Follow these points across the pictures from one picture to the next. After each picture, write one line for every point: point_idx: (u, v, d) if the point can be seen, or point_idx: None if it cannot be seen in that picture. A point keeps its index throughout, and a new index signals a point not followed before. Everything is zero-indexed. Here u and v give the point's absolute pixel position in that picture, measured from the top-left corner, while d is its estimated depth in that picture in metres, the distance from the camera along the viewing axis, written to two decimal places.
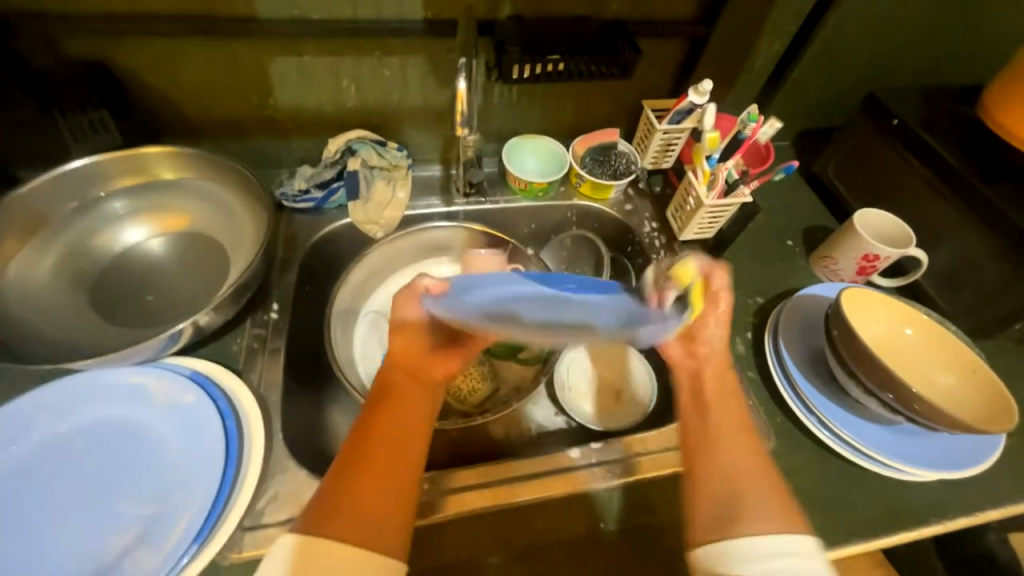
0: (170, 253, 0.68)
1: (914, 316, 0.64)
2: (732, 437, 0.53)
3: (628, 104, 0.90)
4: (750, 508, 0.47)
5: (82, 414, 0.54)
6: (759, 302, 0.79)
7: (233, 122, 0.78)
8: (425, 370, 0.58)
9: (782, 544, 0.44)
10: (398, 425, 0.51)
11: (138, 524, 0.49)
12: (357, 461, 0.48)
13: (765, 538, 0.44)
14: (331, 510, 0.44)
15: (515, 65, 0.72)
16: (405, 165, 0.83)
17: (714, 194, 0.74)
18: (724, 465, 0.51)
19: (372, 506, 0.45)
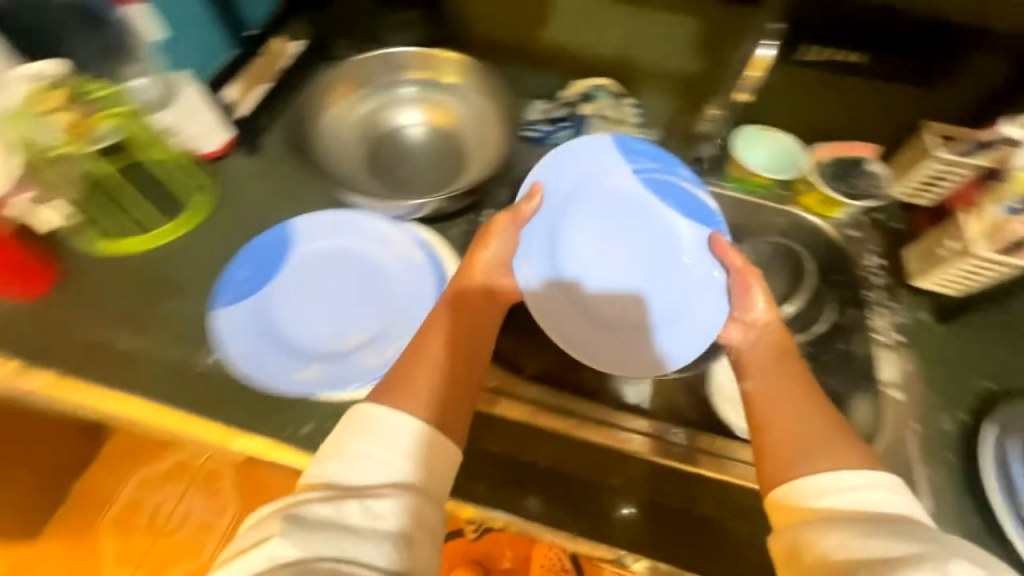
0: (425, 141, 0.80)
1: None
2: (789, 424, 0.50)
3: (899, 122, 0.79)
4: (793, 445, 0.48)
5: (344, 241, 0.69)
6: (987, 386, 0.68)
7: (502, 46, 0.87)
8: (495, 292, 0.64)
9: (859, 476, 0.44)
10: (461, 317, 0.58)
11: (367, 334, 0.63)
12: (420, 351, 0.54)
13: (839, 472, 0.44)
14: (394, 390, 0.50)
15: (805, 46, 0.72)
16: (633, 123, 0.83)
17: (989, 245, 0.63)
18: (775, 401, 0.52)
19: (427, 381, 0.51)
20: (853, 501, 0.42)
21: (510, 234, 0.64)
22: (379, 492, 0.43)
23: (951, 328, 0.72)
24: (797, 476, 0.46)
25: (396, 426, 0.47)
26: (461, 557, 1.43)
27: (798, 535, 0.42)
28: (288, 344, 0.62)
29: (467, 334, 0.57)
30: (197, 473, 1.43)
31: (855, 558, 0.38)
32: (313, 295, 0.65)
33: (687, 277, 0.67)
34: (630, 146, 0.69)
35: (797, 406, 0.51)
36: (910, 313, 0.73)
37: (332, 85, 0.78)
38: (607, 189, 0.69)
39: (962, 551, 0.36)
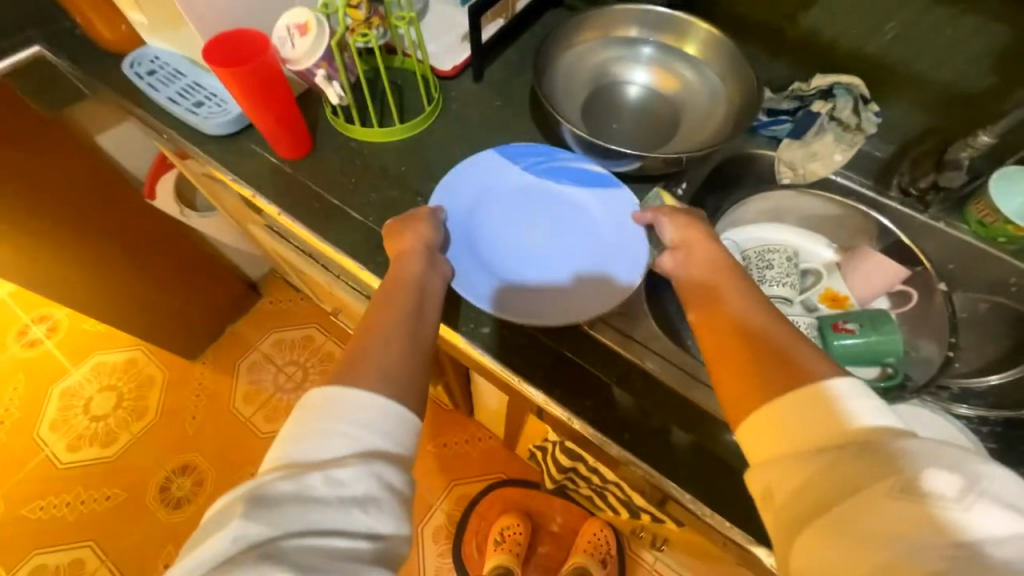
0: (646, 102, 0.80)
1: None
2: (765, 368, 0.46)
3: None
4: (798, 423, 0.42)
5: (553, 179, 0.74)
6: None
7: (746, 21, 0.83)
8: (434, 261, 0.64)
9: (833, 393, 0.42)
10: (395, 283, 0.60)
11: (559, 265, 0.68)
12: (361, 332, 0.55)
13: (812, 395, 0.43)
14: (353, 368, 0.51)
15: None
16: (866, 134, 0.78)
17: None
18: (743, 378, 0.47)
19: (376, 347, 0.53)
20: (832, 422, 0.41)
21: (429, 224, 0.66)
22: (342, 462, 0.44)
23: None
24: (765, 408, 0.44)
25: (351, 402, 0.48)
26: (513, 504, 1.46)
27: (771, 473, 0.42)
28: (478, 250, 0.68)
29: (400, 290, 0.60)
30: (318, 350, 1.66)
31: (829, 490, 0.38)
32: (518, 218, 0.72)
33: (609, 231, 0.70)
34: (519, 150, 0.76)
35: (761, 366, 0.47)
36: None
37: (579, 27, 0.81)
38: (527, 181, 0.74)
39: (948, 467, 0.36)
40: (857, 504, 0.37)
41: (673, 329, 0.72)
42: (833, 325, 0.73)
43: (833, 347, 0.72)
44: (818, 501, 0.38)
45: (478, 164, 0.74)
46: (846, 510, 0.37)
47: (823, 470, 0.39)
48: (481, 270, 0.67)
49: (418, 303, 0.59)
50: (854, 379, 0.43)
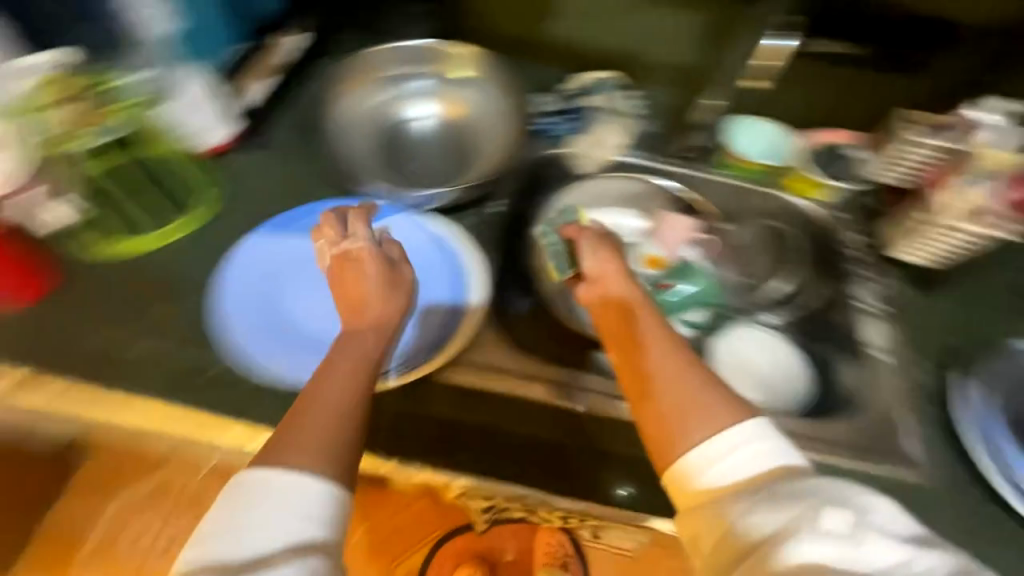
0: (431, 133, 0.81)
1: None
2: (667, 382, 0.49)
3: (870, 116, 0.86)
4: (694, 428, 0.46)
5: None
6: (959, 345, 0.75)
7: (512, 41, 0.91)
8: (371, 307, 0.56)
9: (730, 437, 0.44)
10: (339, 359, 0.52)
11: None
12: (304, 404, 0.47)
13: (719, 436, 0.45)
14: (284, 448, 0.44)
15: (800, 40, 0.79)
16: (630, 116, 0.88)
17: (957, 216, 0.72)
18: (664, 378, 0.49)
19: (313, 425, 0.45)
20: (731, 469, 0.43)
21: (358, 263, 0.58)
22: (277, 561, 0.39)
23: (932, 297, 0.79)
24: (688, 456, 0.45)
25: (280, 491, 0.41)
26: (466, 553, 1.35)
27: (689, 519, 0.43)
28: (302, 336, 0.64)
29: (349, 360, 0.51)
30: None
31: (742, 538, 0.40)
32: (325, 287, 0.68)
33: (420, 265, 0.70)
34: (289, 215, 0.72)
35: (676, 387, 0.48)
36: (895, 283, 0.80)
37: (341, 76, 0.79)
38: (317, 245, 0.70)
39: (833, 503, 0.39)
40: (769, 555, 0.38)
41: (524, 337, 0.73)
42: (659, 287, 0.83)
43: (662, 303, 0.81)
44: (737, 551, 0.39)
45: (258, 249, 0.69)
46: (757, 560, 0.38)
47: (744, 520, 0.40)
48: (319, 350, 0.64)
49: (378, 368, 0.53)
50: (755, 419, 0.46)
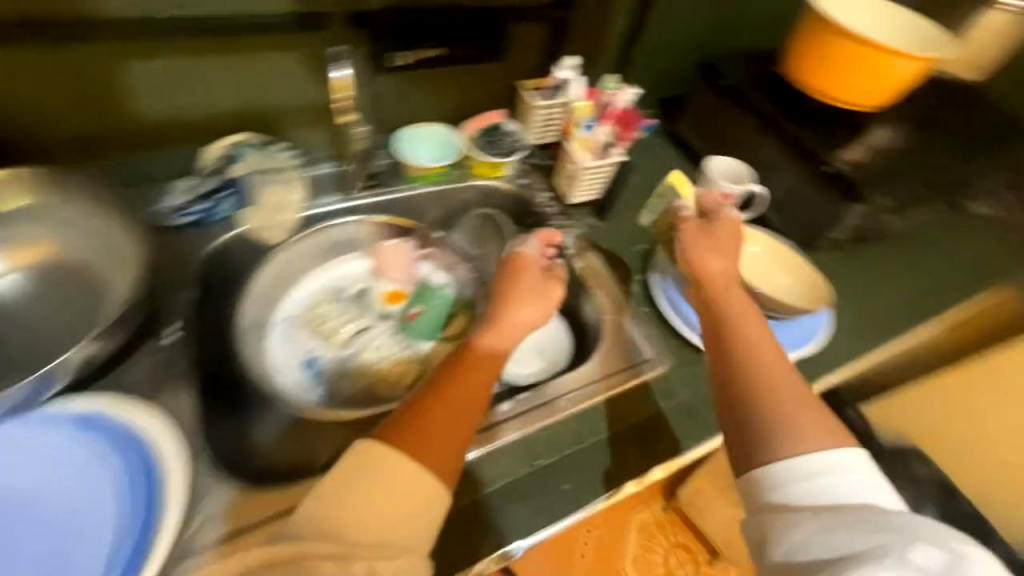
0: (28, 293, 0.63)
1: (761, 240, 0.84)
2: (759, 359, 0.60)
3: (505, 89, 0.95)
4: (807, 429, 0.55)
5: None
6: (644, 247, 0.91)
7: (93, 136, 0.72)
8: (485, 360, 0.61)
9: (840, 459, 0.54)
10: (456, 401, 0.57)
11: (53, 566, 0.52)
12: (401, 435, 0.54)
13: (823, 455, 0.54)
14: (417, 432, 0.54)
15: (391, 54, 0.76)
16: (294, 167, 0.82)
17: (591, 156, 0.83)
18: (763, 401, 0.57)
19: (434, 431, 0.55)
20: (812, 491, 0.53)
21: (528, 295, 0.68)
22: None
23: (609, 221, 0.93)
24: (772, 465, 0.55)
25: (381, 484, 0.51)
26: None
27: (759, 523, 0.54)
28: None
29: (475, 393, 0.59)
30: None
31: (798, 566, 0.50)
32: None
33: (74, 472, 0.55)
34: None
35: (770, 370, 0.59)
36: (582, 223, 0.92)
37: None
38: None
39: (895, 535, 0.47)
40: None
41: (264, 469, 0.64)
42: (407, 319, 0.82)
43: (407, 336, 0.82)
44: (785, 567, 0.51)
45: None
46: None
47: (806, 542, 0.50)
48: None
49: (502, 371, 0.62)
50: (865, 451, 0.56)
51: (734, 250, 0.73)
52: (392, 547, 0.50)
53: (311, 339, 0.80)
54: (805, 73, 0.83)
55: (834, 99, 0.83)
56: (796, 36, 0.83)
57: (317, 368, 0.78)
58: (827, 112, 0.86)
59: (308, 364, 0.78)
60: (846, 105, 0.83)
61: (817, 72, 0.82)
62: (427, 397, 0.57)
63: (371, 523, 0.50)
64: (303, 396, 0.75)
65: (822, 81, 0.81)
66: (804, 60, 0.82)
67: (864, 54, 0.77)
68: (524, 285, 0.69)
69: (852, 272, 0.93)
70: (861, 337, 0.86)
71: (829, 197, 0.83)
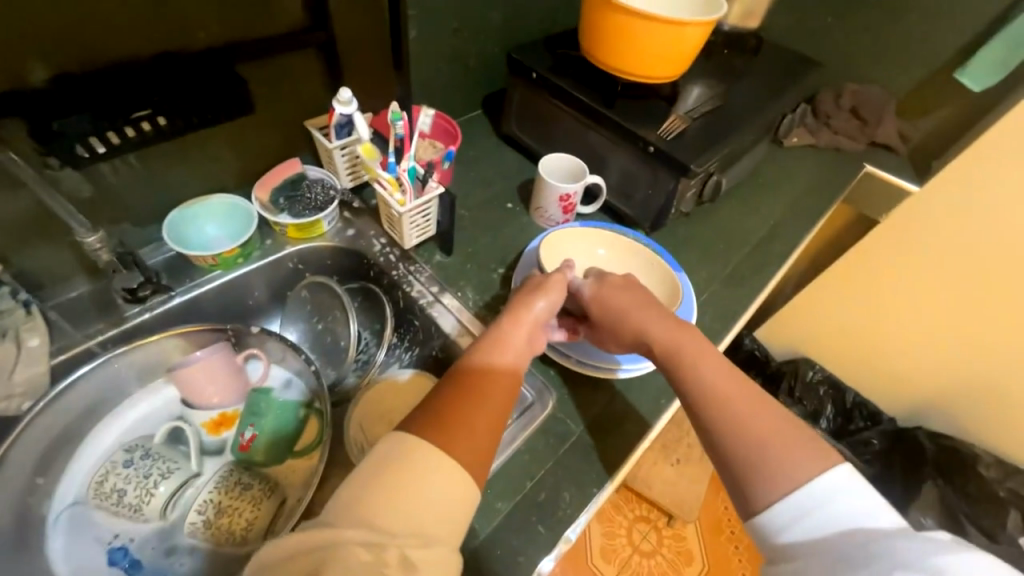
0: None
1: (602, 239, 0.82)
2: (733, 400, 0.56)
3: (294, 132, 0.80)
4: (786, 454, 0.51)
5: None
6: (502, 271, 0.82)
7: None
8: (496, 376, 0.56)
9: (837, 487, 0.49)
10: (478, 411, 0.52)
11: None
12: (444, 423, 0.50)
13: (813, 485, 0.49)
14: (445, 426, 0.49)
15: (79, 143, 0.59)
16: (21, 306, 0.64)
17: (409, 197, 0.72)
18: (734, 436, 0.54)
19: (470, 432, 0.50)
20: (811, 528, 0.48)
21: (540, 313, 0.64)
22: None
23: (457, 253, 0.84)
24: (763, 514, 0.50)
25: (434, 487, 0.45)
26: None
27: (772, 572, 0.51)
28: None
29: (486, 407, 0.53)
30: None
31: None
32: None
33: None
34: None
35: (737, 411, 0.55)
36: (429, 263, 0.82)
37: None
38: None
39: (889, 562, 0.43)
40: None
41: None
42: (240, 449, 0.66)
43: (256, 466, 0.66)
44: None
45: None
46: None
47: None
48: None
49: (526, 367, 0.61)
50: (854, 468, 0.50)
51: (626, 304, 0.65)
52: (418, 531, 0.42)
53: (114, 521, 0.61)
54: (607, 57, 0.80)
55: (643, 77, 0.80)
56: (589, 19, 0.79)
57: (130, 559, 0.60)
58: (638, 90, 0.83)
59: (116, 556, 0.60)
60: (648, 80, 0.80)
61: (618, 54, 0.78)
62: (447, 400, 0.52)
63: (387, 510, 0.42)
64: None
65: (625, 62, 0.79)
66: (602, 44, 0.79)
67: (648, 27, 0.73)
68: (553, 296, 0.65)
69: (708, 234, 0.94)
70: (733, 299, 0.85)
71: (663, 174, 0.80)
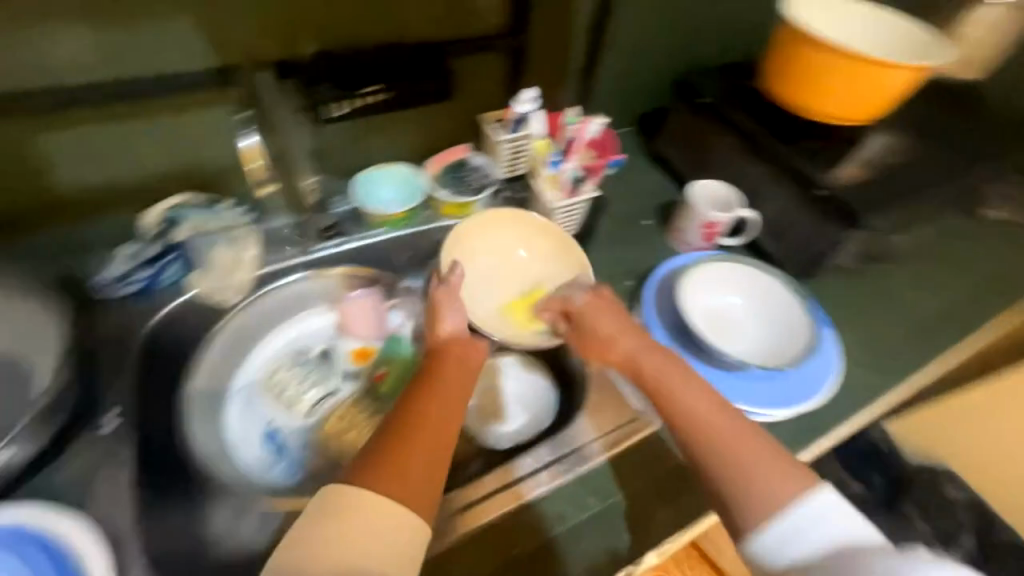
0: None
1: (526, 240, 0.79)
2: (709, 420, 0.55)
3: (470, 121, 0.89)
4: (762, 476, 0.51)
5: None
6: (629, 284, 0.83)
7: (10, 212, 0.66)
8: (435, 425, 0.53)
9: (817, 504, 0.49)
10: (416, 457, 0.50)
11: None
12: (390, 464, 0.49)
13: (797, 506, 0.49)
14: (383, 473, 0.49)
15: (328, 103, 0.69)
16: (246, 223, 0.77)
17: (562, 196, 0.78)
18: (720, 468, 0.52)
19: (414, 475, 0.49)
20: (801, 549, 0.48)
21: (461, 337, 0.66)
22: None
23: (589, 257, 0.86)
24: (751, 539, 0.50)
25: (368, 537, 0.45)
26: None
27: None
28: None
29: (431, 452, 0.51)
30: None
31: None
32: None
33: None
34: None
35: (705, 427, 0.55)
36: None
37: None
38: None
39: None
40: None
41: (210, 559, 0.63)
42: (374, 379, 0.79)
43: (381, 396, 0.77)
44: None
45: None
46: None
47: None
48: None
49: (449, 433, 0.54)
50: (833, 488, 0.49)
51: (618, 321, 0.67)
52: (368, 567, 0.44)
53: (273, 408, 0.76)
54: (794, 94, 0.77)
55: (833, 116, 0.76)
56: (776, 55, 0.77)
57: (278, 442, 0.73)
58: (817, 130, 0.79)
59: (270, 436, 0.74)
60: (839, 121, 0.77)
61: (808, 92, 0.75)
62: (382, 448, 0.51)
63: (335, 551, 0.44)
64: (267, 473, 0.71)
65: (815, 100, 0.75)
66: (789, 82, 0.76)
67: (851, 69, 0.71)
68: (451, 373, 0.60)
69: (857, 295, 0.86)
70: (876, 372, 0.78)
71: (829, 222, 0.75)
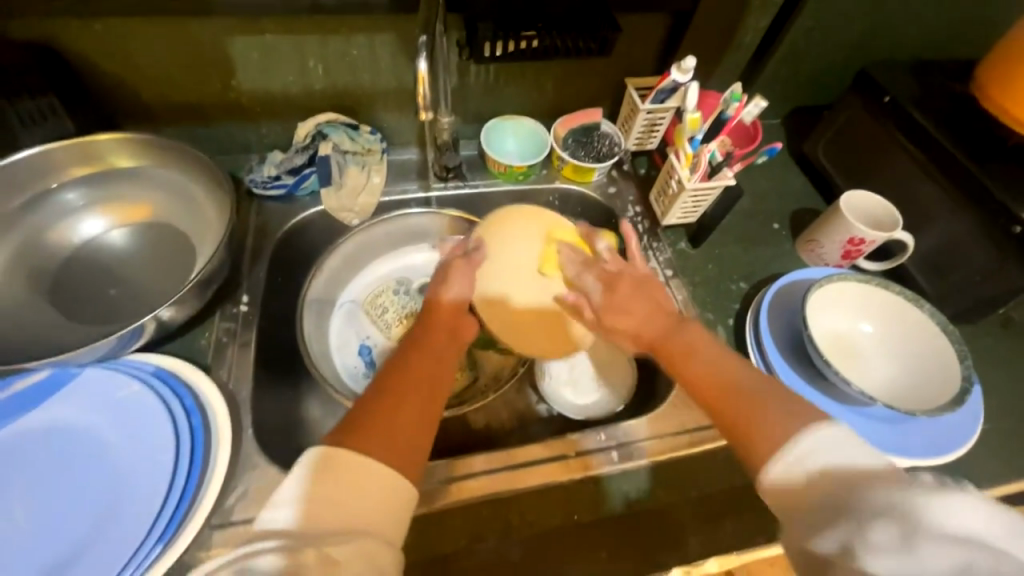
0: (132, 245, 0.68)
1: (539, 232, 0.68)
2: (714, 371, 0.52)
3: (610, 84, 0.85)
4: (763, 413, 0.46)
5: (27, 418, 0.56)
6: (742, 287, 0.78)
7: (194, 106, 0.75)
8: (421, 383, 0.54)
9: (818, 442, 0.41)
10: (405, 409, 0.50)
11: (92, 521, 0.51)
12: (374, 417, 0.49)
13: (799, 441, 0.42)
14: (366, 429, 0.47)
15: (486, 43, 0.69)
16: (380, 149, 0.81)
17: (697, 176, 0.72)
18: (750, 407, 0.47)
19: (399, 426, 0.49)
20: (805, 470, 0.40)
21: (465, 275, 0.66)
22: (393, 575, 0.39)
23: (703, 249, 0.81)
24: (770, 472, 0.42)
25: (368, 489, 0.42)
26: None
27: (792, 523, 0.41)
28: None
29: (416, 408, 0.51)
30: None
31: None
32: (24, 494, 0.52)
33: (124, 433, 0.56)
34: None
35: (733, 390, 0.50)
36: (672, 247, 0.81)
37: None
38: None
39: (887, 515, 0.33)
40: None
41: (300, 443, 0.69)
42: None
43: None
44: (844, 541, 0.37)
45: None
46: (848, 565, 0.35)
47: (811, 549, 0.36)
48: None
49: (433, 394, 0.54)
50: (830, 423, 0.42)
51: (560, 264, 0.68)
52: (351, 527, 0.40)
53: (370, 326, 0.82)
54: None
55: None
56: (1015, 64, 0.66)
57: (370, 357, 0.80)
58: None
59: (364, 351, 0.80)
60: None
61: None
62: (366, 406, 0.50)
63: (329, 514, 0.40)
64: (354, 384, 0.77)
65: None
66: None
67: None
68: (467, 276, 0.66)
69: (1014, 359, 0.74)
70: (1017, 449, 0.67)
71: (1014, 266, 0.63)
